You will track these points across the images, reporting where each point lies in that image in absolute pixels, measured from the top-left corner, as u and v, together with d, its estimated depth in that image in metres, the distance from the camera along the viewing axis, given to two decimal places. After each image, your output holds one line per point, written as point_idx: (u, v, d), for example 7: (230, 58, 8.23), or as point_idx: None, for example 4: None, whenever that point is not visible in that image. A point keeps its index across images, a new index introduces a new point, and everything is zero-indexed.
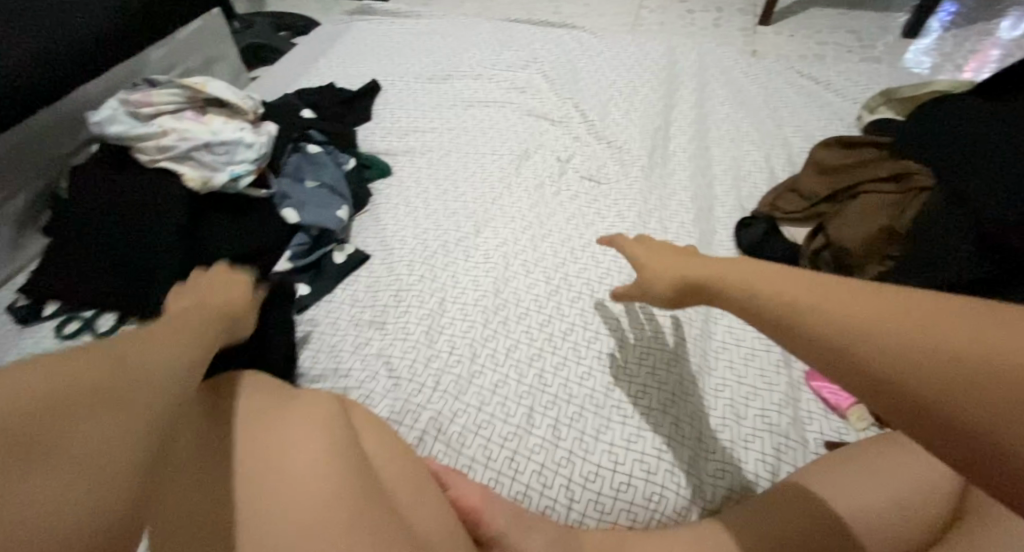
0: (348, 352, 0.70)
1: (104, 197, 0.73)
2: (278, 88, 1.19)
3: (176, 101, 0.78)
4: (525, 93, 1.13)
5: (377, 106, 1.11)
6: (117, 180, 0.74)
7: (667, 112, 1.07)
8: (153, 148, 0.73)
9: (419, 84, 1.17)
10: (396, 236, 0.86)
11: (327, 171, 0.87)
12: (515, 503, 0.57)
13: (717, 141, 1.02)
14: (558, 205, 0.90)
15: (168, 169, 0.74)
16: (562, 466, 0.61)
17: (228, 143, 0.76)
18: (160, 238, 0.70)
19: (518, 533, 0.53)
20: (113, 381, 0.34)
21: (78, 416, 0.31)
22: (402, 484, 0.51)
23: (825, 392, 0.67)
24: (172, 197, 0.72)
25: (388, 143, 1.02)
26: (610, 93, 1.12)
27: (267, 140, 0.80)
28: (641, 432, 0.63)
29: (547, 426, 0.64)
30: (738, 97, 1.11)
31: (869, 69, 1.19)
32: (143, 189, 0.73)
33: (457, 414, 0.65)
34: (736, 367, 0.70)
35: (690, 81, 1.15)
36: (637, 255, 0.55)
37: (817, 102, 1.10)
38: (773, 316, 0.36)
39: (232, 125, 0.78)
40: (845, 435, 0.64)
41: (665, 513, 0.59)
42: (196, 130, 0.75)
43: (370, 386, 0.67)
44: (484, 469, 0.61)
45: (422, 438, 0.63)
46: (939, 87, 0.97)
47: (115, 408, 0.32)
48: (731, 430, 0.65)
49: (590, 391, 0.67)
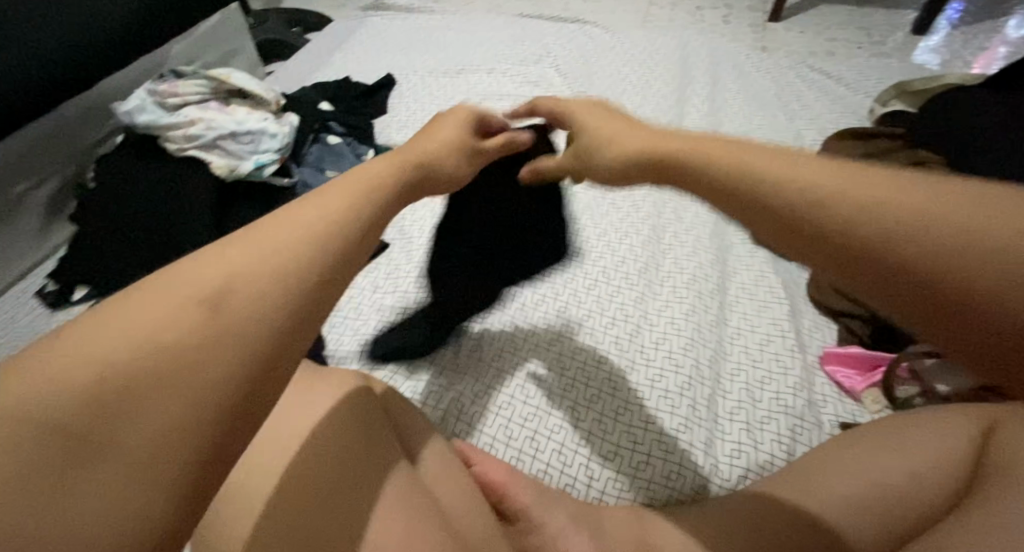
0: (372, 337, 0.72)
1: (131, 184, 0.75)
2: (294, 82, 1.21)
3: (201, 92, 0.79)
4: (539, 86, 1.14)
5: (393, 99, 1.13)
6: (145, 168, 0.76)
7: (679, 105, 1.09)
8: (180, 137, 0.75)
9: (434, 78, 1.19)
10: (415, 225, 0.87)
11: (347, 161, 0.89)
12: (537, 480, 0.59)
13: (729, 134, 1.03)
14: (574, 195, 0.91)
15: (195, 158, 0.75)
16: (582, 446, 0.63)
17: (253, 133, 0.78)
18: (188, 225, 0.72)
19: (542, 507, 0.55)
20: (197, 335, 0.25)
21: (139, 396, 0.23)
22: (430, 463, 0.52)
23: (841, 375, 0.69)
24: (201, 186, 0.74)
25: (404, 136, 1.04)
26: (622, 87, 1.14)
27: (290, 130, 0.82)
28: (659, 414, 0.65)
29: (567, 407, 0.66)
30: (750, 91, 1.13)
31: (879, 64, 1.21)
32: (170, 177, 0.74)
33: (479, 396, 0.66)
34: (751, 352, 0.72)
35: (702, 75, 1.16)
36: (588, 125, 0.54)
37: (828, 97, 1.11)
38: (765, 214, 0.35)
39: (256, 115, 0.80)
40: (860, 417, 0.66)
41: (683, 491, 0.60)
42: (222, 120, 0.77)
43: (393, 368, 0.69)
44: (505, 448, 0.63)
45: (444, 418, 0.65)
46: (949, 82, 0.98)
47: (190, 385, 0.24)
48: (747, 412, 0.66)
49: (608, 374, 0.68)
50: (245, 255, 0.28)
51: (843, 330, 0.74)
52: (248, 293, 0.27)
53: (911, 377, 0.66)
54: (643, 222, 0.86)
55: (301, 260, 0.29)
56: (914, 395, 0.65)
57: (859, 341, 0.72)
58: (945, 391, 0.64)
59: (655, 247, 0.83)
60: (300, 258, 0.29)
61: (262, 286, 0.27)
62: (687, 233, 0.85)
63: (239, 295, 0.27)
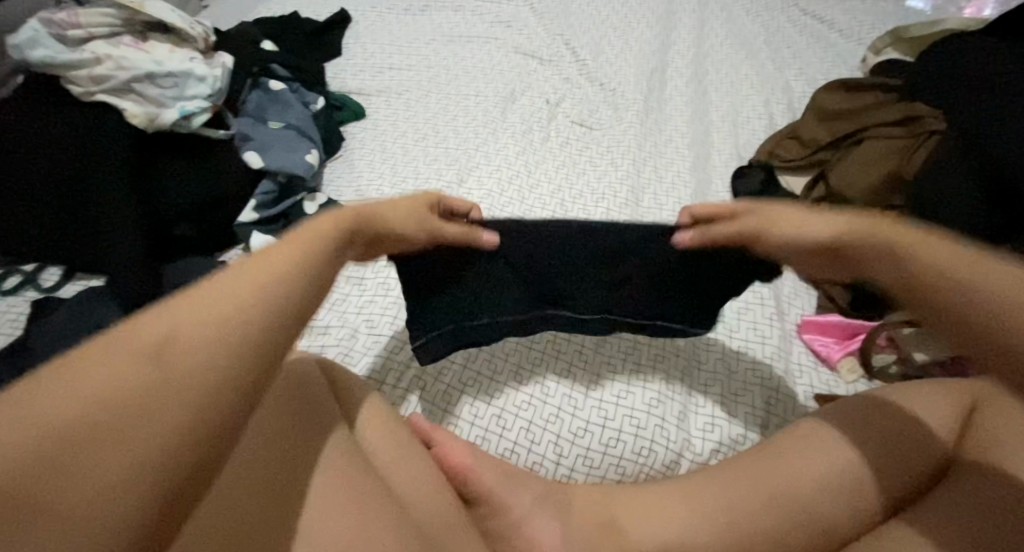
0: (325, 310, 0.67)
1: (36, 135, 0.66)
2: (235, 17, 1.08)
3: (109, 24, 0.70)
4: (511, 28, 1.04)
5: (348, 39, 1.02)
6: (48, 116, 0.67)
7: (663, 51, 1.01)
8: (85, 78, 0.66)
9: (394, 15, 1.07)
10: (372, 184, 0.79)
11: (293, 111, 0.81)
12: (503, 461, 0.55)
13: (715, 84, 0.96)
14: (548, 152, 0.84)
15: (106, 103, 0.66)
16: (550, 422, 0.59)
17: (176, 75, 0.69)
18: (102, 182, 0.64)
19: (507, 489, 0.52)
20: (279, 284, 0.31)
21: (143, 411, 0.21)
22: (386, 449, 0.47)
23: (817, 344, 0.66)
24: (115, 136, 0.65)
25: (360, 82, 0.94)
26: (603, 29, 1.04)
27: (221, 73, 0.74)
28: (631, 388, 0.61)
29: (535, 383, 0.62)
30: (738, 37, 1.05)
31: (874, 9, 1.13)
32: (80, 129, 0.66)
33: (442, 373, 0.62)
34: (729, 322, 0.68)
35: (689, 18, 1.08)
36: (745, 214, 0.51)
37: (819, 43, 1.04)
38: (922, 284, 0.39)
39: (179, 55, 0.72)
40: (835, 387, 0.64)
41: (654, 467, 0.57)
42: (136, 58, 0.68)
43: (349, 345, 0.63)
44: (470, 427, 0.59)
45: (405, 397, 0.60)
46: (950, 27, 0.92)
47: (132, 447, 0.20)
48: (722, 384, 0.63)
49: (578, 347, 0.65)
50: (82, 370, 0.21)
51: (823, 298, 0.71)
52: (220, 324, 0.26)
53: (889, 345, 0.65)
54: (621, 182, 0.80)
55: (263, 302, 0.28)
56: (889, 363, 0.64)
57: (839, 308, 0.69)
58: (923, 360, 0.62)
59: (634, 210, 0.77)
60: (236, 316, 0.26)
61: (220, 338, 0.25)
62: (667, 194, 0.79)
63: (183, 353, 0.24)
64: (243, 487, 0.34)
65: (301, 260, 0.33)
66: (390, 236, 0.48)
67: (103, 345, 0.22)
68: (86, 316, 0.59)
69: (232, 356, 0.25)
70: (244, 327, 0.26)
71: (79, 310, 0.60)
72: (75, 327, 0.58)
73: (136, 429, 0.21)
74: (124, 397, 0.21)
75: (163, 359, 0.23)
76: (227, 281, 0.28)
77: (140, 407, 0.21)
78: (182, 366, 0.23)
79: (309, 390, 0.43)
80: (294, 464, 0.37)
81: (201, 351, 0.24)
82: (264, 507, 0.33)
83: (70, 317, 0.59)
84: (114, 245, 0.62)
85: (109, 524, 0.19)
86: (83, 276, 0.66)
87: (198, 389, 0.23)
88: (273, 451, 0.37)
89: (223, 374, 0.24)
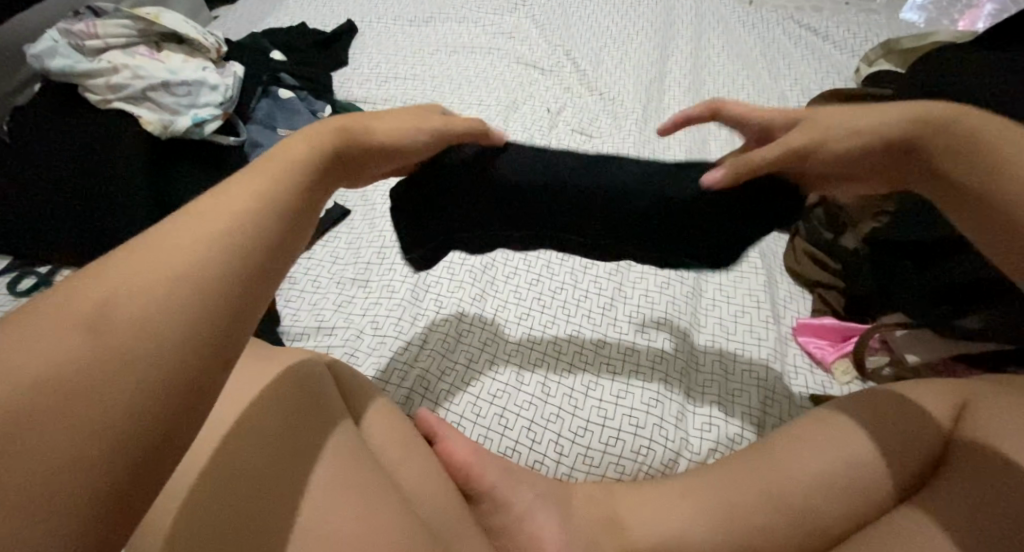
0: (331, 311, 0.69)
1: (53, 141, 0.68)
2: (244, 28, 1.11)
3: (126, 34, 0.73)
4: (513, 39, 1.07)
5: (354, 49, 1.04)
6: (65, 123, 0.69)
7: (662, 62, 1.03)
8: (103, 87, 0.69)
9: (399, 27, 1.10)
10: (377, 190, 0.82)
11: (301, 119, 0.83)
12: (505, 458, 0.57)
13: (712, 94, 0.98)
14: None
15: (122, 111, 0.70)
16: (551, 421, 0.61)
17: (189, 84, 0.72)
18: (118, 186, 0.67)
19: (507, 486, 0.53)
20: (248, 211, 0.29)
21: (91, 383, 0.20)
22: (389, 444, 0.49)
23: (812, 346, 0.68)
24: (132, 143, 0.68)
25: (366, 91, 0.96)
26: (603, 40, 1.07)
27: (232, 82, 0.77)
28: (631, 389, 0.63)
29: (537, 383, 0.63)
30: (735, 48, 1.07)
31: (868, 21, 1.16)
32: (97, 135, 0.68)
33: (445, 372, 0.64)
34: (726, 324, 0.70)
35: (686, 30, 1.10)
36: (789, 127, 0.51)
37: (814, 55, 1.07)
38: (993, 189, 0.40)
39: (193, 65, 0.75)
40: (829, 388, 0.65)
41: (653, 465, 0.58)
42: (152, 68, 0.71)
43: (354, 345, 0.65)
44: (473, 426, 0.60)
45: (409, 396, 0.62)
46: (941, 40, 0.94)
47: (63, 428, 0.19)
48: (719, 385, 0.65)
49: (579, 349, 0.66)
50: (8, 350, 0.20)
51: (817, 300, 0.72)
52: (151, 287, 0.23)
53: (882, 348, 0.66)
54: None
55: (203, 259, 0.26)
56: (883, 365, 0.65)
57: (833, 311, 0.70)
58: (915, 361, 0.63)
59: None
60: (170, 277, 0.24)
61: (153, 303, 0.23)
62: None
63: (115, 322, 0.22)
64: (245, 485, 0.36)
65: (256, 199, 0.30)
66: (376, 147, 0.45)
67: (24, 324, 0.21)
68: None
69: (169, 324, 0.23)
70: (181, 289, 0.24)
71: None
72: None
73: (62, 409, 0.19)
74: (47, 380, 0.20)
75: (93, 331, 0.21)
76: (159, 241, 0.26)
77: (66, 389, 0.20)
78: (113, 339, 0.22)
79: (313, 386, 0.44)
80: (293, 457, 0.38)
81: (135, 323, 0.22)
82: (261, 504, 0.35)
83: None
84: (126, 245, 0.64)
85: (51, 506, 0.18)
86: None
87: (134, 363, 0.22)
88: (277, 448, 0.38)
89: (162, 344, 0.22)
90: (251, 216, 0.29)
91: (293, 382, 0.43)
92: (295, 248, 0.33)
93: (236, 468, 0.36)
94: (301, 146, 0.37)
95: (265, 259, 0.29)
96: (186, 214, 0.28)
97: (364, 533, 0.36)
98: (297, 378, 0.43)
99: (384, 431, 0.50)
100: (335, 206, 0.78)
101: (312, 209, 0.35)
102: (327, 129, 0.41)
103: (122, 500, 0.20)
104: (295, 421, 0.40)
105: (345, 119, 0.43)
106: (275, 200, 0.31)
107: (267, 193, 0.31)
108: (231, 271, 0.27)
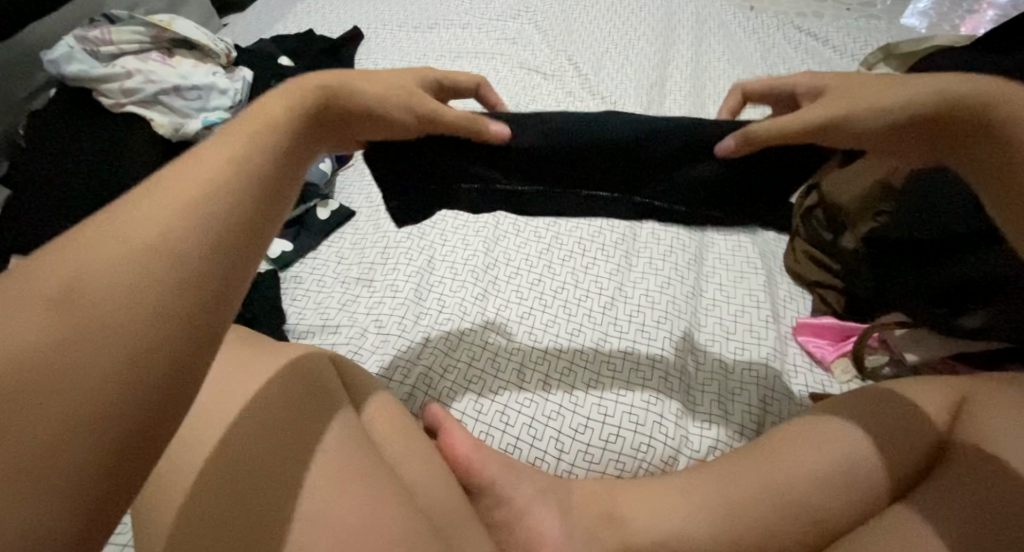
0: (336, 309, 0.70)
1: (67, 143, 0.71)
2: (252, 35, 1.13)
3: (139, 40, 0.75)
4: (515, 44, 1.08)
5: (360, 55, 1.06)
6: (79, 127, 0.72)
7: (662, 66, 1.04)
8: (117, 91, 0.71)
9: (405, 33, 1.12)
10: (382, 192, 0.83)
11: None
12: (506, 455, 0.57)
13: (713, 98, 0.99)
14: None
15: (134, 114, 0.72)
16: (552, 419, 0.61)
17: (200, 88, 0.75)
18: (130, 186, 0.68)
19: (508, 481, 0.53)
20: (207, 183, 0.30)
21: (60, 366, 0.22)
22: (393, 436, 0.50)
23: (811, 346, 0.68)
24: (144, 145, 0.71)
25: None
26: (604, 45, 1.09)
27: (240, 87, 0.79)
28: (631, 386, 0.64)
29: (538, 381, 0.64)
30: (735, 53, 1.08)
31: (868, 27, 1.17)
32: (109, 138, 0.71)
33: (448, 370, 0.65)
34: (725, 324, 0.71)
35: (687, 35, 1.11)
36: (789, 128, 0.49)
37: (814, 60, 1.08)
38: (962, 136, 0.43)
39: (203, 70, 0.77)
40: (829, 387, 0.65)
41: (653, 462, 0.59)
42: (164, 73, 0.74)
43: (358, 342, 0.66)
44: (475, 423, 0.61)
45: (411, 394, 0.63)
46: (941, 44, 0.94)
47: (57, 392, 0.21)
48: (718, 383, 0.65)
49: (580, 347, 0.67)
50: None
51: (818, 300, 0.73)
52: (128, 259, 0.25)
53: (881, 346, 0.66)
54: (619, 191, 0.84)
55: (176, 234, 0.27)
56: (883, 364, 0.65)
57: (834, 312, 0.71)
58: (915, 361, 0.63)
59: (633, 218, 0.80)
60: (147, 248, 0.26)
61: (128, 274, 0.25)
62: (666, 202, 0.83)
63: (95, 292, 0.24)
64: (251, 475, 0.37)
65: (227, 164, 0.31)
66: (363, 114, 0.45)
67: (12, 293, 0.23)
68: None
69: (145, 298, 0.25)
70: (153, 262, 0.26)
71: None
72: None
73: (54, 377, 0.22)
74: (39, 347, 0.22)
75: (76, 298, 0.23)
76: (128, 215, 0.27)
77: (57, 356, 0.22)
78: (89, 314, 0.23)
79: (315, 382, 0.44)
80: (297, 449, 0.39)
81: (111, 299, 0.24)
82: (268, 494, 0.37)
83: None
84: None
85: (61, 471, 0.21)
86: None
87: (110, 338, 0.23)
88: (282, 443, 0.39)
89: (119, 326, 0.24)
90: (226, 185, 0.30)
91: (300, 382, 0.43)
92: (276, 215, 0.34)
93: (243, 460, 0.38)
94: (276, 107, 0.38)
95: (243, 228, 0.30)
96: (155, 185, 0.29)
97: (365, 523, 0.37)
98: (302, 376, 0.44)
99: (389, 425, 0.51)
100: (340, 208, 0.80)
101: (290, 169, 0.37)
102: (301, 88, 0.41)
103: (129, 465, 0.23)
104: (300, 414, 0.41)
105: (325, 79, 0.43)
106: (251, 170, 0.32)
107: (243, 162, 0.32)
108: (204, 239, 0.28)
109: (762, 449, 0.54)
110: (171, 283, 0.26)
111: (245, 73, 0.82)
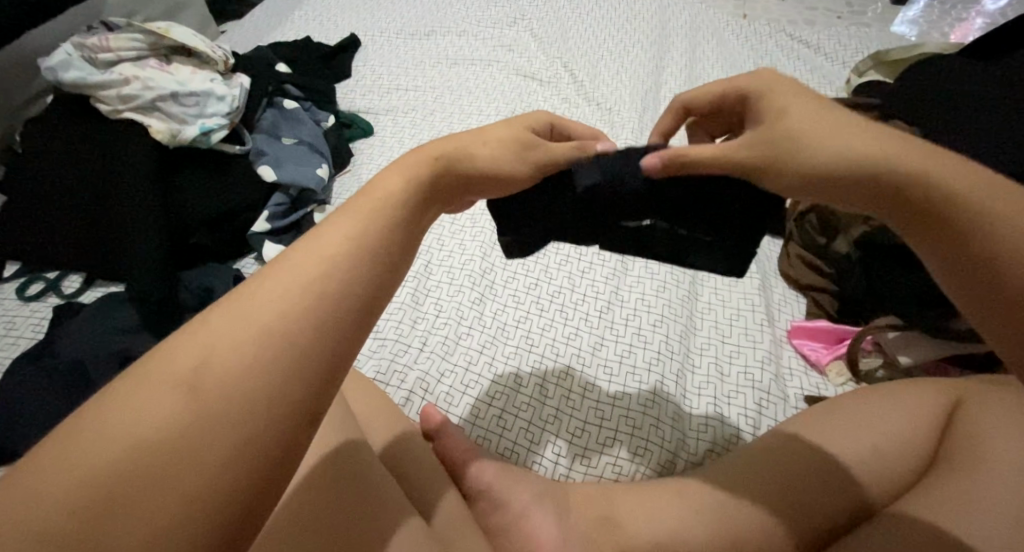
0: None
1: (66, 149, 0.71)
2: (249, 42, 1.14)
3: (137, 48, 0.76)
4: (511, 51, 1.09)
5: (357, 62, 1.07)
6: (76, 132, 0.72)
7: (657, 73, 1.05)
8: (115, 98, 0.72)
9: (402, 40, 1.13)
10: None
11: (306, 129, 0.85)
12: (503, 459, 0.57)
13: None
14: None
15: (133, 121, 0.72)
16: (549, 422, 0.62)
17: (197, 95, 0.75)
18: (127, 192, 0.68)
19: (506, 485, 0.54)
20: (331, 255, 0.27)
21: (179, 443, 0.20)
22: (399, 455, 0.52)
23: (806, 348, 0.69)
24: (141, 149, 0.71)
25: (368, 101, 0.99)
26: (599, 53, 1.10)
27: (239, 93, 0.79)
28: (628, 390, 0.64)
29: (534, 384, 0.64)
30: (729, 61, 1.10)
31: (859, 34, 1.18)
32: (107, 144, 0.71)
33: (444, 374, 0.65)
34: (721, 328, 0.71)
35: (681, 42, 1.13)
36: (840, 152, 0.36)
37: (806, 66, 1.09)
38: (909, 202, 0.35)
39: (201, 76, 0.77)
40: (824, 390, 0.66)
41: (651, 466, 0.59)
42: (162, 80, 0.74)
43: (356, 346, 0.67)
44: (471, 427, 0.61)
45: (409, 398, 0.63)
46: (930, 51, 0.96)
47: (157, 495, 0.19)
48: (714, 386, 0.66)
49: (577, 350, 0.67)
50: (111, 409, 0.20)
51: (811, 304, 0.73)
52: (245, 347, 0.23)
53: (875, 349, 0.67)
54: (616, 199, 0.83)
55: (292, 320, 0.24)
56: (876, 367, 0.66)
57: (827, 315, 0.72)
58: (908, 363, 0.64)
59: None
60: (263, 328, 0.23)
61: (247, 351, 0.23)
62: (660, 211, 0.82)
63: (212, 384, 0.22)
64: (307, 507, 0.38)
65: (348, 240, 0.28)
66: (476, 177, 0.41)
67: (131, 386, 0.21)
68: (109, 316, 0.65)
69: (247, 365, 0.22)
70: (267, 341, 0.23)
71: (101, 309, 0.66)
72: (94, 325, 0.64)
73: (157, 478, 0.19)
74: (147, 445, 0.20)
75: (192, 392, 0.21)
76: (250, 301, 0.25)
77: (167, 454, 0.20)
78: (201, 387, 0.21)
79: (358, 462, 0.43)
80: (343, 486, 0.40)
81: (225, 368, 0.22)
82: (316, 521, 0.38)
83: (94, 318, 0.64)
84: (137, 250, 0.67)
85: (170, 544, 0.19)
86: (102, 282, 0.71)
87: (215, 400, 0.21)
88: (335, 539, 0.38)
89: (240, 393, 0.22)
90: (349, 264, 0.27)
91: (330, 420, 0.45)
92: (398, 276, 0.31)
93: None
94: (393, 175, 0.35)
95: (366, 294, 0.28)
96: (279, 263, 0.27)
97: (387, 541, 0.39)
98: (343, 459, 0.42)
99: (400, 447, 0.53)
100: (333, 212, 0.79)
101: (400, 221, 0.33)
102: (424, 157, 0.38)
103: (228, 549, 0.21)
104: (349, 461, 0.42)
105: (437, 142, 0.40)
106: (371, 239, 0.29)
107: (367, 230, 0.29)
108: (321, 328, 0.25)
109: (757, 452, 0.54)
110: (279, 374, 0.23)
111: (243, 80, 0.82)
